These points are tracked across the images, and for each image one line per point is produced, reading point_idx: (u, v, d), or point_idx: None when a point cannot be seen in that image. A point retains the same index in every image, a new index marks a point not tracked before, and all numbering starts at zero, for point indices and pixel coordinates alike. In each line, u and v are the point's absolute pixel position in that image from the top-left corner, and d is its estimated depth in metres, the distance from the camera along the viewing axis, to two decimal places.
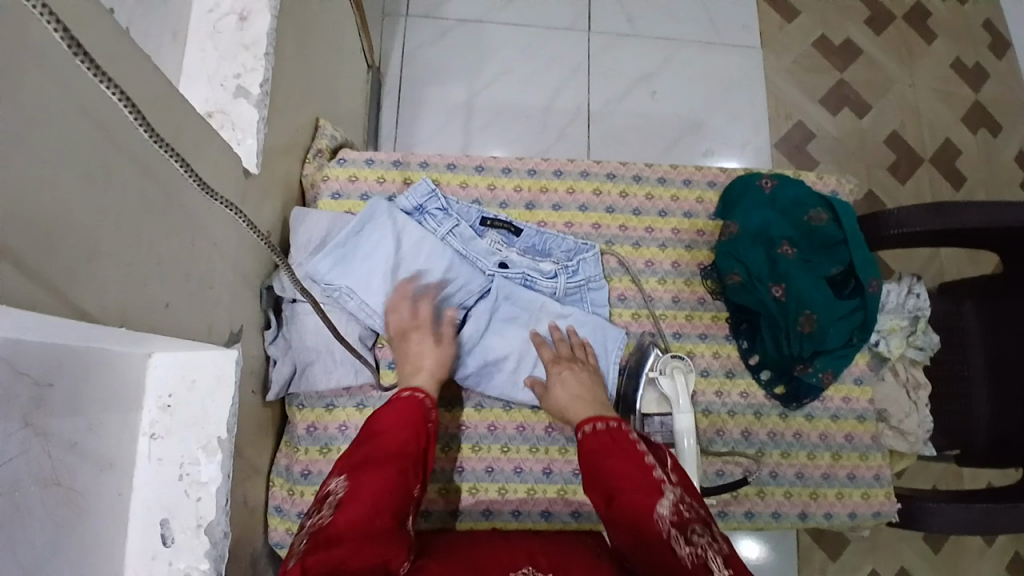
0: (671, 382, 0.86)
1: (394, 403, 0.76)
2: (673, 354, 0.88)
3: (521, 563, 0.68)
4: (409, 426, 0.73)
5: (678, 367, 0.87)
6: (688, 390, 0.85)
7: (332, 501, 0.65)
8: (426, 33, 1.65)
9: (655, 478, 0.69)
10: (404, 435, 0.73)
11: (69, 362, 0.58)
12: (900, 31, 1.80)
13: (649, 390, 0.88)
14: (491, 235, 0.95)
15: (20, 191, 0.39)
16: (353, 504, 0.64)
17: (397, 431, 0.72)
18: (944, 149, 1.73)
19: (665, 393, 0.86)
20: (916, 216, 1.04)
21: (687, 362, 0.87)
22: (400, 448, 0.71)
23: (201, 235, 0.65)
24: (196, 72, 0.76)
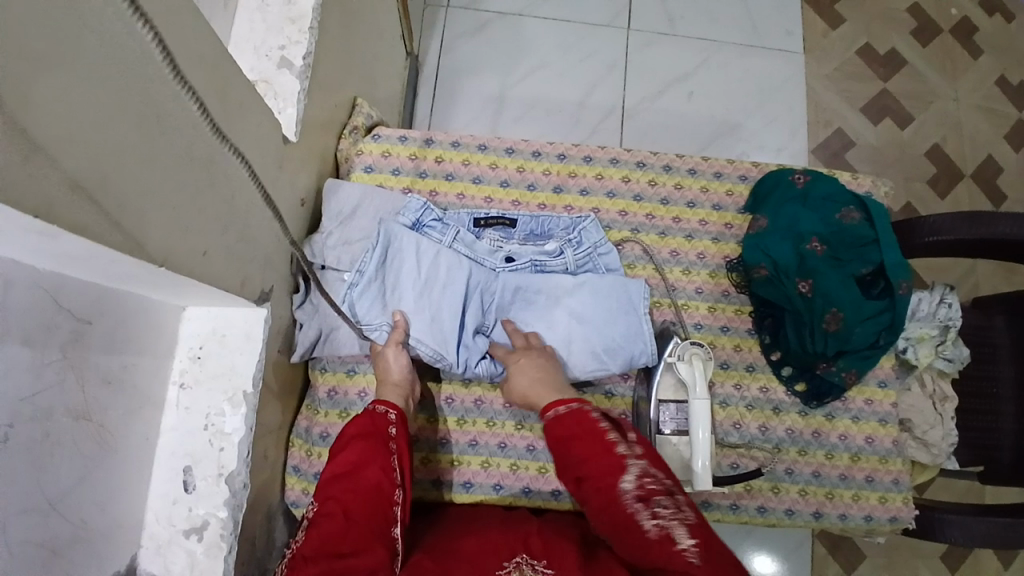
0: (688, 367, 0.86)
1: (358, 419, 0.78)
2: (693, 342, 0.89)
3: (518, 551, 0.69)
4: (371, 438, 0.75)
5: (697, 355, 0.87)
6: (706, 379, 0.86)
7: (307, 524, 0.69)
8: (466, 25, 1.68)
9: (615, 454, 0.71)
10: (360, 455, 0.73)
11: (110, 303, 0.61)
12: (948, 42, 1.76)
13: (667, 376, 0.88)
14: (490, 233, 0.96)
15: (80, 124, 0.42)
16: (321, 522, 0.67)
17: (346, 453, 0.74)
18: (987, 164, 1.68)
19: (683, 378, 0.87)
20: (952, 224, 1.02)
21: (707, 351, 0.87)
22: (362, 456, 0.73)
23: (242, 190, 0.67)
24: (243, 41, 0.79)
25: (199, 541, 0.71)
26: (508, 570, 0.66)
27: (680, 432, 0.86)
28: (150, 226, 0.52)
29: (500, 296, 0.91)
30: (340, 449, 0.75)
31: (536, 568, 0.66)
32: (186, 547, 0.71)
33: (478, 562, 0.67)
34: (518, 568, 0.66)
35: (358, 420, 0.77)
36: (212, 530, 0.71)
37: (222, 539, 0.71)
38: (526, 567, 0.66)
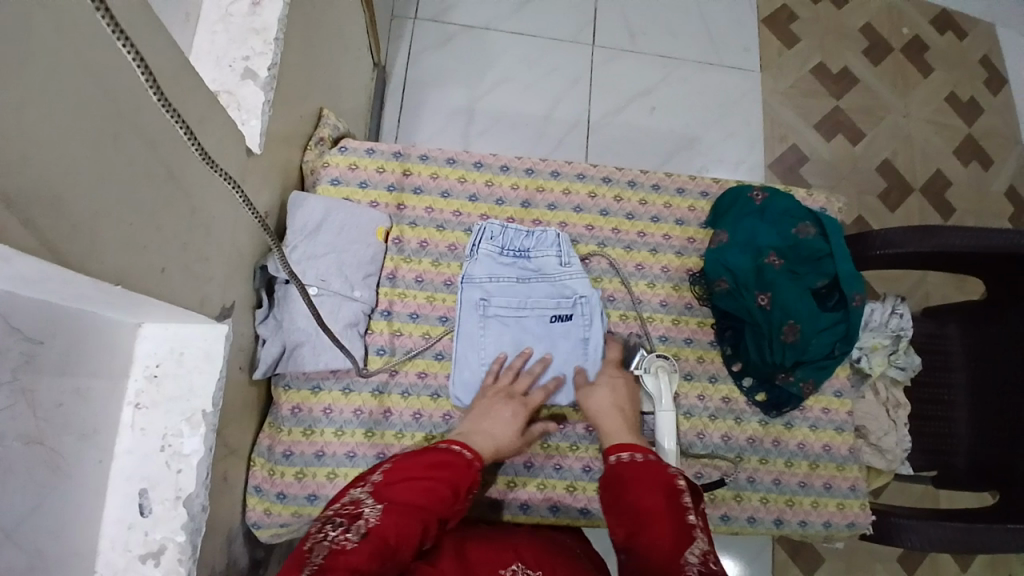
0: (655, 380, 0.88)
1: (446, 453, 0.76)
2: (658, 354, 0.91)
3: (509, 560, 0.67)
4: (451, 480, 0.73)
5: (662, 367, 0.89)
6: (671, 391, 0.88)
7: (360, 528, 0.64)
8: (434, 37, 1.68)
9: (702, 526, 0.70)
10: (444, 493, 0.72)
11: (62, 322, 0.59)
12: (895, 63, 1.85)
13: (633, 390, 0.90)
14: (486, 245, 0.94)
15: (29, 139, 0.40)
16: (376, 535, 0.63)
17: (445, 484, 0.73)
18: (933, 179, 1.77)
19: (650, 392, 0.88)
20: (900, 237, 1.06)
21: (672, 363, 0.89)
22: (434, 491, 0.71)
23: (201, 204, 0.66)
24: (205, 51, 0.77)
25: (156, 567, 0.68)
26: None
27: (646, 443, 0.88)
28: (104, 242, 0.50)
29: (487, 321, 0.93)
30: (420, 474, 0.72)
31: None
32: (142, 574, 0.68)
33: (470, 568, 0.66)
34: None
35: (450, 458, 0.76)
36: (169, 555, 0.69)
37: (180, 565, 0.69)
38: (521, 575, 0.65)
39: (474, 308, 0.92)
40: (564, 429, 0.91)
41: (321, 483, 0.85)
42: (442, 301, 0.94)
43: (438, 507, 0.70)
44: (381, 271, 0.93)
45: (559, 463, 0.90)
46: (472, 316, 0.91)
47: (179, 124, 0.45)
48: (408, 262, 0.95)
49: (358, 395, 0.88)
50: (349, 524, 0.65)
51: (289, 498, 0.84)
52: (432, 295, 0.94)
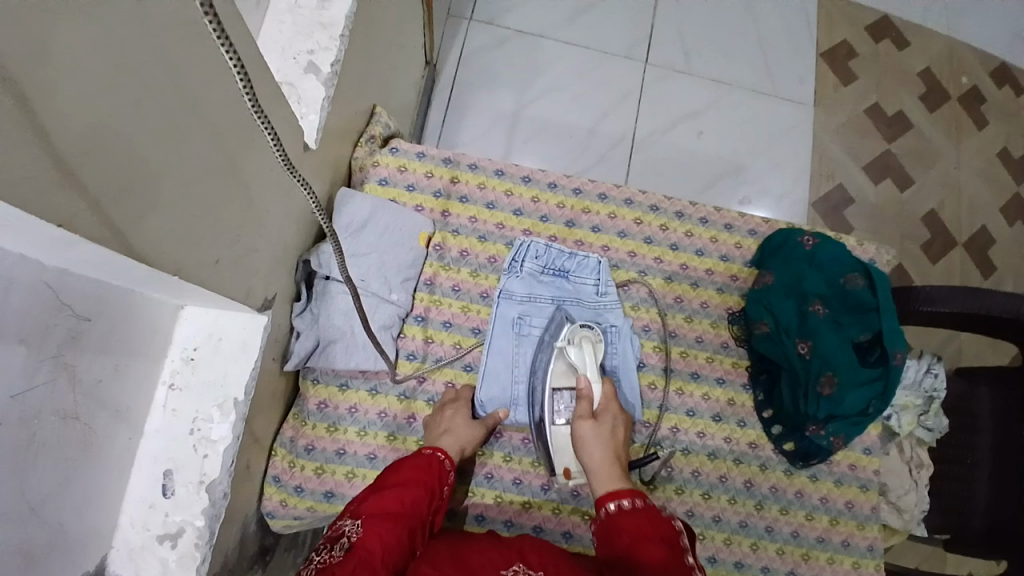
0: (578, 350, 0.87)
1: (416, 458, 0.78)
2: (582, 325, 0.89)
3: (512, 560, 0.64)
4: (424, 484, 0.75)
5: (585, 337, 0.88)
6: (596, 359, 0.87)
7: (346, 543, 0.65)
8: (487, 39, 1.68)
9: (685, 564, 0.66)
10: (417, 494, 0.73)
11: (109, 301, 0.60)
12: (953, 111, 1.81)
13: (557, 361, 0.88)
14: (530, 263, 0.94)
15: (103, 133, 0.41)
16: (361, 550, 0.63)
17: (417, 486, 0.74)
18: (979, 235, 1.72)
19: (573, 362, 0.87)
20: (945, 293, 1.04)
21: (596, 332, 0.88)
22: (414, 500, 0.72)
23: (256, 197, 0.67)
24: (272, 40, 0.79)
25: (173, 549, 0.69)
26: None
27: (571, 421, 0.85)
28: (163, 236, 0.51)
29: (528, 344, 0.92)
30: (392, 484, 0.73)
31: None
32: (159, 554, 0.68)
33: (470, 568, 0.62)
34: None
35: (415, 460, 0.78)
36: (187, 539, 0.69)
37: (196, 549, 0.70)
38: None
39: (507, 322, 0.92)
40: None
41: (339, 482, 0.85)
42: (476, 313, 0.94)
43: (419, 509, 0.71)
44: (419, 276, 0.93)
45: (577, 490, 0.88)
46: (504, 330, 0.92)
47: (253, 103, 0.37)
48: (447, 269, 0.95)
49: (384, 398, 0.89)
50: (336, 541, 0.66)
51: (307, 492, 0.85)
52: (467, 305, 0.94)
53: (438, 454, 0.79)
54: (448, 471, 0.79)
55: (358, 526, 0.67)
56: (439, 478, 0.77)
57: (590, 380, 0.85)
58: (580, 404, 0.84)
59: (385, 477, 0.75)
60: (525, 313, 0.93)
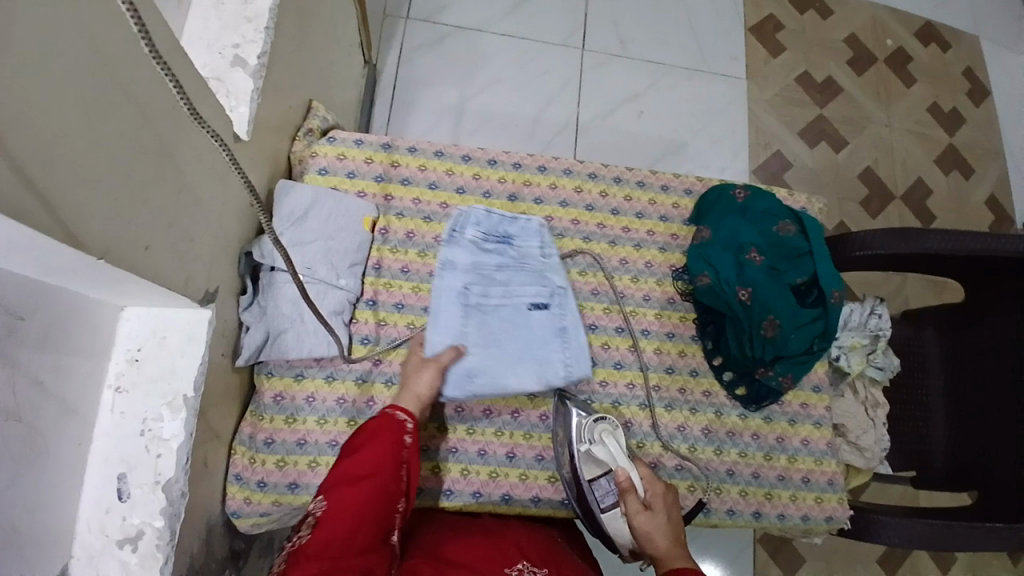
0: (604, 448, 0.85)
1: (373, 418, 0.77)
2: (598, 418, 0.88)
3: (515, 556, 0.75)
4: (382, 442, 0.74)
5: (605, 431, 0.87)
6: (622, 449, 0.86)
7: (312, 520, 0.68)
8: (424, 37, 1.69)
9: None
10: (379, 453, 0.73)
11: (43, 299, 0.58)
12: (879, 73, 1.90)
13: (583, 461, 0.86)
14: (473, 230, 0.95)
15: (23, 106, 0.41)
16: (329, 526, 0.66)
17: (377, 445, 0.73)
18: (914, 188, 1.81)
19: (603, 458, 0.85)
20: (880, 238, 1.07)
21: (613, 423, 0.87)
22: (374, 461, 0.72)
23: (190, 185, 0.67)
24: (196, 37, 0.78)
25: (133, 551, 0.68)
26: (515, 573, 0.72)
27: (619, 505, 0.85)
28: (92, 216, 0.51)
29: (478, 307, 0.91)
30: (352, 450, 0.73)
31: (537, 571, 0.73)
32: (119, 557, 0.67)
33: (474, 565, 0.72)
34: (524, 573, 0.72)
35: (375, 421, 0.76)
36: (147, 539, 0.68)
37: (158, 549, 0.68)
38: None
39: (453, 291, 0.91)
40: (548, 420, 0.92)
41: (302, 471, 0.85)
42: (427, 292, 0.95)
43: (388, 470, 0.72)
44: (367, 261, 0.94)
45: (541, 454, 0.90)
46: (450, 299, 0.91)
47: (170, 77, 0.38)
48: (394, 252, 0.95)
49: (341, 383, 0.89)
50: (304, 520, 0.69)
51: (269, 486, 0.84)
52: (418, 285, 0.95)
53: (392, 410, 0.77)
54: (405, 422, 0.77)
55: (323, 502, 0.69)
56: (397, 432, 0.75)
57: (627, 470, 0.83)
58: (626, 498, 0.82)
59: (350, 443, 0.74)
60: (471, 282, 0.92)
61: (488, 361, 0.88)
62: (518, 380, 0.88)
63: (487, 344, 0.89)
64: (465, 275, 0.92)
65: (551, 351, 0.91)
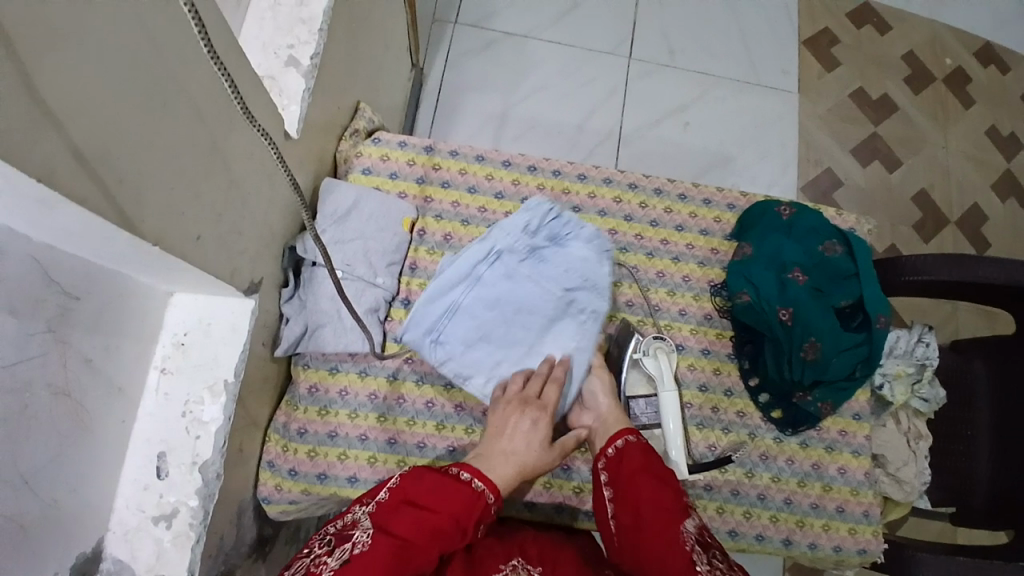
0: (655, 362, 0.89)
1: (449, 479, 0.73)
2: (656, 336, 0.92)
3: (513, 553, 0.74)
4: (453, 514, 0.71)
5: (661, 349, 0.91)
6: (672, 370, 0.90)
7: (348, 552, 0.66)
8: (473, 43, 1.72)
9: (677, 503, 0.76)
10: (445, 524, 0.70)
11: (99, 282, 0.62)
12: (939, 92, 1.82)
13: (634, 371, 0.91)
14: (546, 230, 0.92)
15: (86, 97, 0.43)
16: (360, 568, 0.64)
17: (446, 515, 0.70)
18: (971, 212, 1.73)
19: (651, 373, 0.90)
20: (933, 264, 1.02)
21: (670, 344, 0.91)
22: (436, 530, 0.69)
23: (240, 178, 0.69)
24: (254, 38, 0.82)
25: (168, 529, 0.70)
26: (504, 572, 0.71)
27: (651, 425, 0.90)
28: (148, 204, 0.53)
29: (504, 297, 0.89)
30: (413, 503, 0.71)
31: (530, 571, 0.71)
32: (153, 534, 0.70)
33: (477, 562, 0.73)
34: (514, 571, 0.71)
35: (457, 490, 0.72)
36: (181, 518, 0.71)
37: (191, 529, 0.71)
38: (522, 572, 0.71)
39: (510, 279, 0.90)
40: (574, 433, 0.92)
41: (331, 464, 0.87)
42: None
43: (444, 522, 0.70)
44: (404, 261, 0.95)
45: (567, 464, 0.90)
46: (497, 284, 0.89)
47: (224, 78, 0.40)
48: (431, 253, 0.97)
49: (374, 379, 0.90)
50: (339, 545, 0.67)
51: (300, 475, 0.86)
52: None
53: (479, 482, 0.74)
54: (491, 506, 0.74)
55: (369, 538, 0.67)
56: (476, 514, 0.72)
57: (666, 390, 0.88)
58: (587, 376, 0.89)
59: (404, 485, 0.73)
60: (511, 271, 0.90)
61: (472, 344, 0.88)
62: (487, 381, 0.88)
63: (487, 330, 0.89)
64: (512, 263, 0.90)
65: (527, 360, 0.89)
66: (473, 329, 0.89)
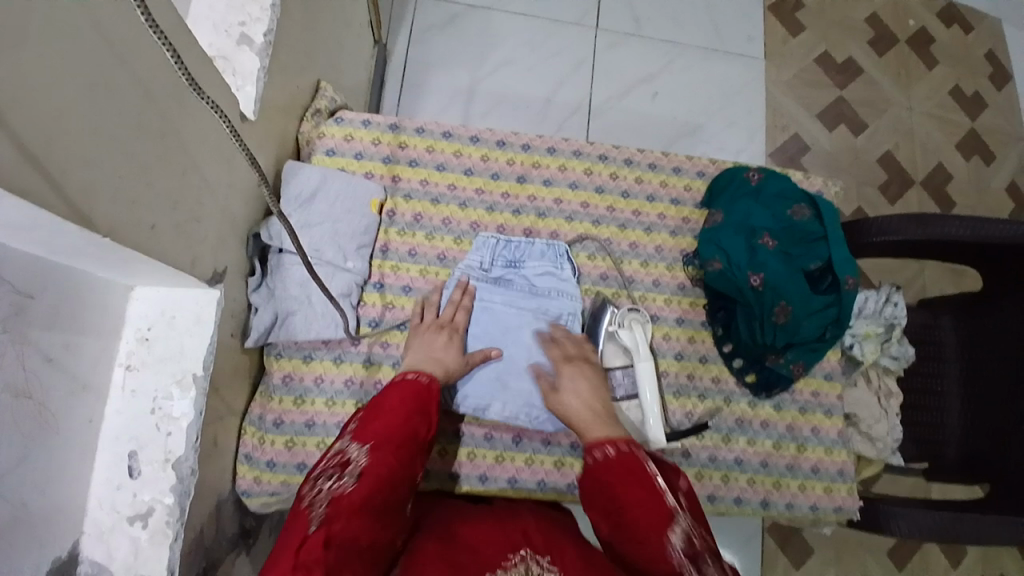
0: (630, 333, 0.91)
1: (399, 385, 0.78)
2: (630, 308, 0.93)
3: (518, 543, 0.70)
4: (411, 409, 0.75)
5: (635, 320, 0.92)
6: (646, 340, 0.91)
7: (355, 470, 0.67)
8: (435, 17, 1.67)
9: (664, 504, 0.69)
10: (414, 421, 0.74)
11: (53, 278, 0.59)
12: (902, 54, 1.84)
13: (609, 342, 0.92)
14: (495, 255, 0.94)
15: (26, 81, 0.41)
16: (372, 473, 0.66)
17: (410, 412, 0.75)
18: (935, 173, 1.76)
19: (626, 343, 0.91)
20: (898, 224, 1.04)
21: (644, 315, 0.93)
22: (407, 426, 0.73)
23: (196, 164, 0.67)
24: (202, 16, 0.77)
25: (144, 528, 0.69)
26: (514, 562, 0.66)
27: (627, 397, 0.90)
28: (98, 194, 0.51)
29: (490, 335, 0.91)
30: (379, 415, 0.74)
31: (541, 561, 0.67)
32: (130, 534, 0.68)
33: (482, 552, 0.68)
34: (524, 561, 0.66)
35: (404, 388, 0.77)
36: (157, 516, 0.70)
37: (168, 526, 0.70)
38: (532, 561, 0.67)
39: (486, 311, 0.92)
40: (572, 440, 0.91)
41: (311, 452, 0.86)
42: (435, 275, 0.94)
43: (415, 436, 0.73)
44: (374, 244, 0.94)
45: (548, 439, 0.90)
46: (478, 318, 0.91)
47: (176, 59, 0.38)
48: (401, 235, 0.95)
49: (349, 365, 0.89)
50: (343, 468, 0.68)
51: (279, 466, 0.85)
52: (425, 268, 0.94)
53: (410, 376, 0.79)
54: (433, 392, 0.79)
55: (365, 453, 0.69)
56: (426, 402, 0.77)
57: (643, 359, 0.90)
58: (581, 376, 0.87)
59: (374, 408, 0.75)
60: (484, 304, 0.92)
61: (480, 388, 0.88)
62: (505, 409, 0.87)
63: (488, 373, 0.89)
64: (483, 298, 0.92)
65: (534, 382, 0.90)
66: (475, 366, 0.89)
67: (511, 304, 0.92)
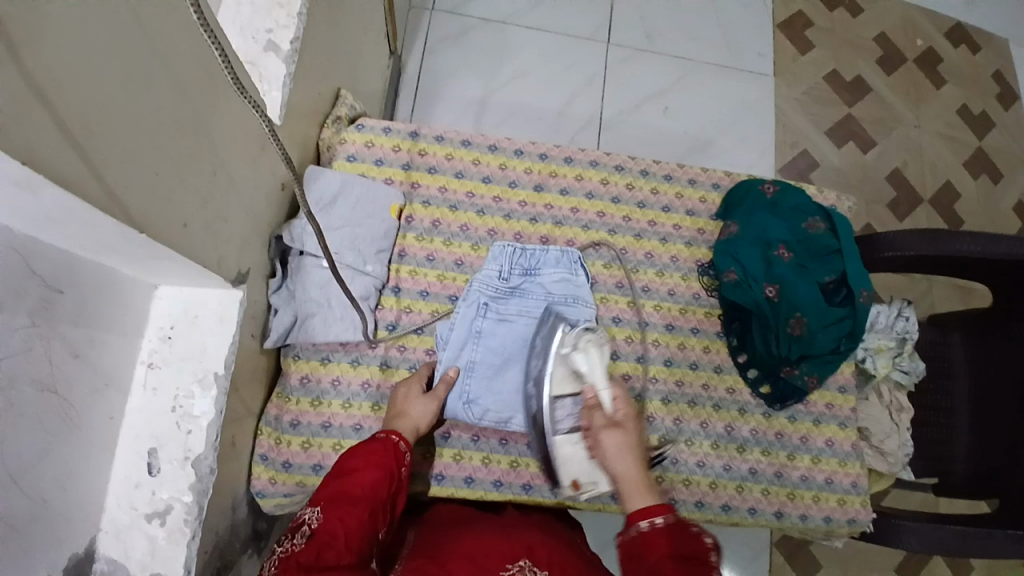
0: None
1: (373, 441, 0.76)
2: None
3: (520, 555, 0.70)
4: (384, 465, 0.74)
5: None
6: None
7: (307, 530, 0.65)
8: (450, 30, 1.70)
9: None
10: (377, 475, 0.72)
11: (82, 273, 0.60)
12: (911, 73, 1.86)
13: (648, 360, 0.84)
14: (511, 264, 0.95)
15: (74, 74, 0.42)
16: (324, 539, 0.64)
17: (377, 468, 0.73)
18: (944, 191, 1.77)
19: None
20: (911, 239, 1.04)
21: None
22: (375, 483, 0.72)
23: (225, 163, 0.68)
24: (232, 22, 0.79)
25: (161, 526, 0.69)
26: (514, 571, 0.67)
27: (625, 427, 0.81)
28: (134, 189, 0.52)
29: (507, 346, 0.91)
30: (346, 471, 0.72)
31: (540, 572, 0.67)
32: (146, 532, 0.68)
33: (481, 562, 0.68)
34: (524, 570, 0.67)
35: (373, 444, 0.75)
36: (175, 514, 0.70)
37: (186, 525, 0.70)
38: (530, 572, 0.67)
39: (504, 321, 0.92)
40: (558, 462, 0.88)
41: (327, 454, 0.86)
42: (452, 280, 0.95)
43: (379, 495, 0.71)
44: (392, 248, 0.95)
45: None
46: (495, 329, 0.91)
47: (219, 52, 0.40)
48: (419, 240, 0.96)
49: (366, 368, 0.90)
50: (296, 529, 0.67)
51: (294, 467, 0.85)
52: (442, 273, 0.95)
53: (393, 436, 0.77)
54: (405, 452, 0.77)
55: (319, 512, 0.67)
56: (398, 461, 0.75)
57: None
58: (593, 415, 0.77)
59: (342, 463, 0.73)
60: (500, 314, 0.92)
61: (498, 400, 0.88)
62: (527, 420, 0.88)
63: (505, 383, 0.89)
64: (500, 308, 0.92)
65: None
66: (493, 378, 0.89)
67: (527, 314, 0.93)
